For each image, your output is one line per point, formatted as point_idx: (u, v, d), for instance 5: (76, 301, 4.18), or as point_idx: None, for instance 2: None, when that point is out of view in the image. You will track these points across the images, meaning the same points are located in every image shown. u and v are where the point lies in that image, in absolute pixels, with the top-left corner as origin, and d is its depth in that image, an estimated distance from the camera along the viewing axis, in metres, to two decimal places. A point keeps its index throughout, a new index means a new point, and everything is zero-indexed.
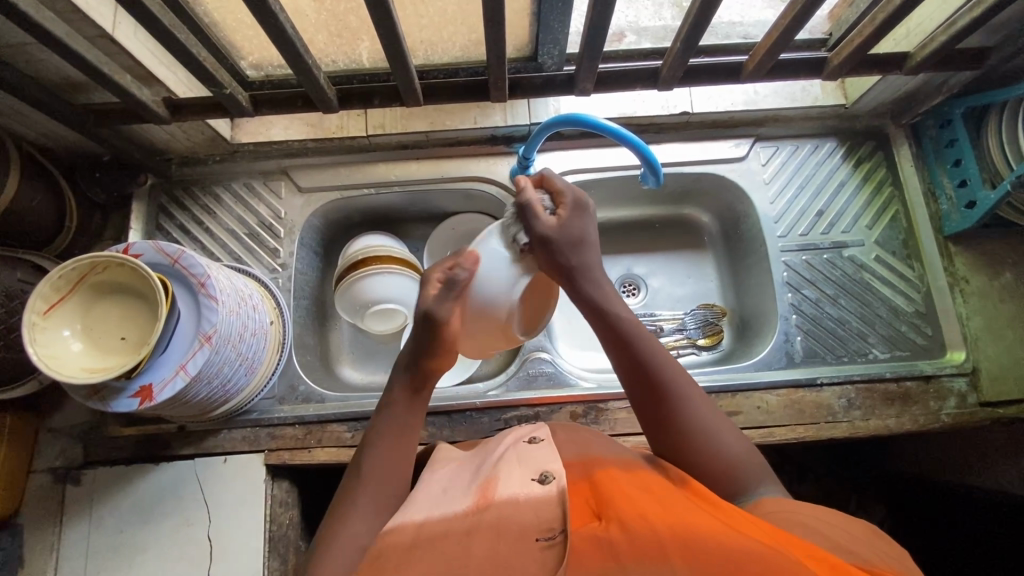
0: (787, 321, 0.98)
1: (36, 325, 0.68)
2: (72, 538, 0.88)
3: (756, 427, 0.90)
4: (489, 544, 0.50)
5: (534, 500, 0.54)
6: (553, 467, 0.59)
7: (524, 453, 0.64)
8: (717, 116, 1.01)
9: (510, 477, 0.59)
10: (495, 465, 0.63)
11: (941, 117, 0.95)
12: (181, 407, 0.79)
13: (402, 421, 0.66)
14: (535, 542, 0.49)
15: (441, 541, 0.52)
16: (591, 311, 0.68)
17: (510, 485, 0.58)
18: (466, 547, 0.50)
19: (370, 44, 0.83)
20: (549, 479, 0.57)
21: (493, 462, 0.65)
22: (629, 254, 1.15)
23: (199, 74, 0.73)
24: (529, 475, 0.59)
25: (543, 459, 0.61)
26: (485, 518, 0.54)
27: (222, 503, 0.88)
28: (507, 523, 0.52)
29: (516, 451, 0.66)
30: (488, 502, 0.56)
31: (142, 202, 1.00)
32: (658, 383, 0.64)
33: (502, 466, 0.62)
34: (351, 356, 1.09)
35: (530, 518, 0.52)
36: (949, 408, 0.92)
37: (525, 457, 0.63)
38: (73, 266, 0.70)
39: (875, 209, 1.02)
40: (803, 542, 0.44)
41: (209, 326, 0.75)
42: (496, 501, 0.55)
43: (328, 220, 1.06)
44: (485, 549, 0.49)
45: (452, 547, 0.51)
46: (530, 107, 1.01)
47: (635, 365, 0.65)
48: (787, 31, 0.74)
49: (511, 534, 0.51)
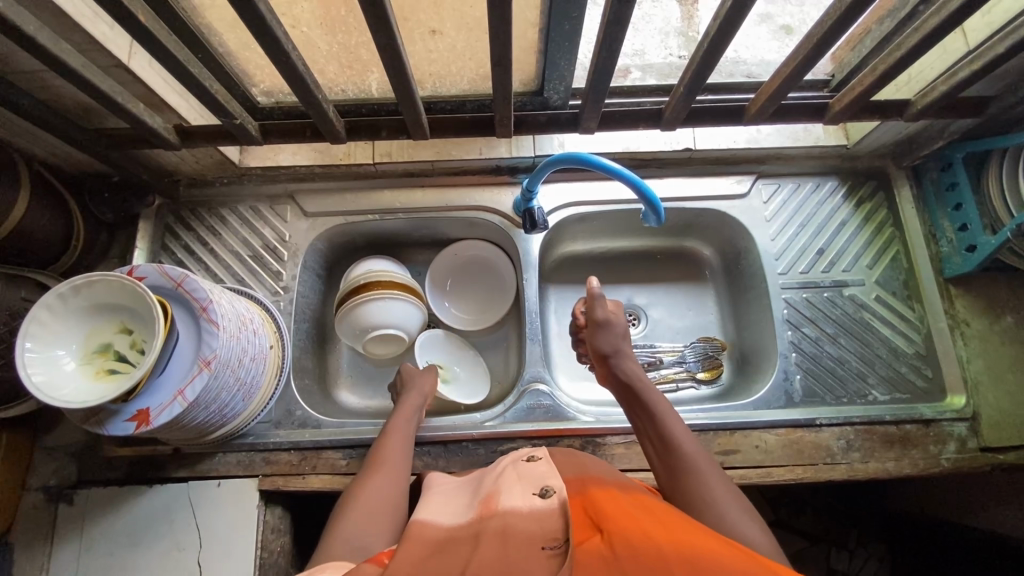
0: (787, 359, 0.97)
1: (27, 331, 0.69)
2: (61, 559, 0.87)
3: (753, 466, 0.89)
4: (496, 542, 0.50)
5: (536, 512, 0.55)
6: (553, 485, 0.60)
7: (525, 474, 0.65)
8: (720, 153, 1.02)
9: (513, 494, 0.60)
10: (496, 482, 0.65)
11: (942, 160, 0.97)
12: (177, 431, 0.79)
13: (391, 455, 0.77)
14: (540, 550, 0.49)
15: (447, 543, 0.53)
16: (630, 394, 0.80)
17: (511, 498, 0.59)
18: (472, 544, 0.51)
19: (379, 75, 0.85)
20: (549, 494, 0.58)
21: (494, 482, 0.65)
22: (630, 284, 1.16)
23: (212, 104, 0.74)
24: (530, 490, 0.60)
25: (543, 478, 0.62)
26: (488, 524, 0.54)
27: (213, 528, 0.87)
28: (512, 529, 0.52)
29: (517, 471, 0.66)
30: (493, 511, 0.56)
31: (148, 222, 1.02)
32: (683, 466, 0.68)
33: (504, 482, 0.64)
34: (350, 380, 1.09)
35: (535, 528, 0.52)
36: (949, 453, 0.91)
37: (527, 477, 0.64)
38: (57, 293, 0.70)
39: (876, 249, 1.02)
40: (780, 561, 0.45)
41: (210, 351, 0.76)
42: (499, 510, 0.56)
43: (332, 244, 1.07)
44: (492, 545, 0.50)
45: (459, 548, 0.52)
46: (534, 141, 1.03)
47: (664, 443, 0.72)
48: (789, 77, 0.75)
49: (517, 537, 0.51)
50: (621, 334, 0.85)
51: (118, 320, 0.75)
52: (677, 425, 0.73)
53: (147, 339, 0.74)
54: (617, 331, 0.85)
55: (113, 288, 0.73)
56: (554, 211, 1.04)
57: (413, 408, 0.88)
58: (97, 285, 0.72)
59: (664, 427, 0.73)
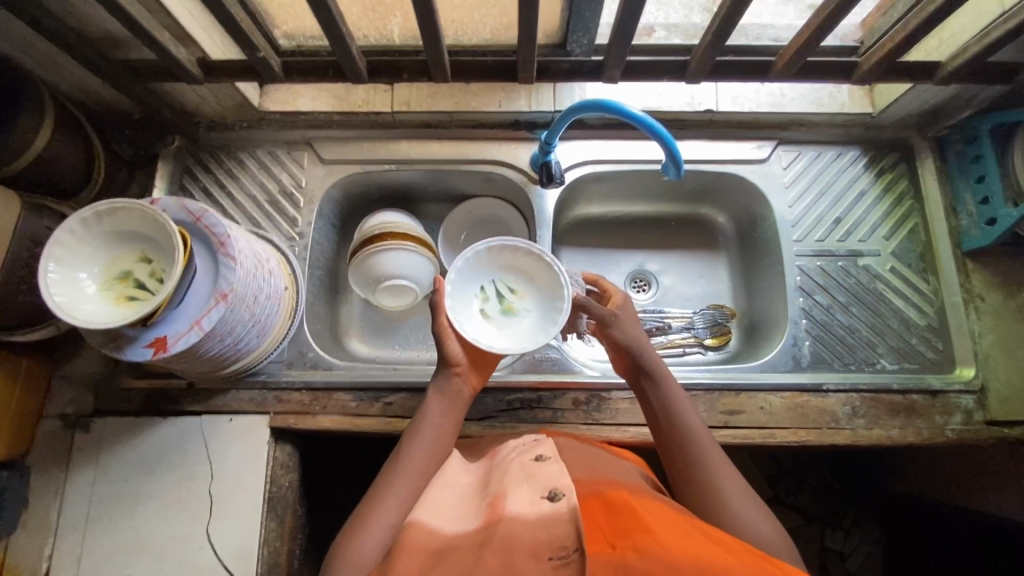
0: (797, 326, 0.97)
1: (51, 254, 0.70)
2: (77, 483, 0.90)
3: (757, 427, 0.90)
4: (504, 559, 0.52)
5: (546, 517, 0.57)
6: (561, 485, 0.61)
7: (532, 469, 0.67)
8: (742, 116, 1.01)
9: (520, 493, 0.62)
10: (504, 479, 0.66)
11: (968, 132, 0.95)
12: (192, 362, 0.81)
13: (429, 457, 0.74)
14: (547, 562, 0.52)
15: (455, 555, 0.56)
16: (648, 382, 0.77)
17: (519, 500, 0.60)
18: (479, 557, 0.54)
19: (402, 19, 0.85)
20: (558, 496, 0.59)
21: (501, 475, 0.68)
22: (642, 250, 1.16)
23: (236, 35, 0.73)
24: (537, 491, 0.61)
25: (552, 475, 0.64)
26: (496, 530, 0.57)
27: (225, 461, 0.90)
28: (519, 539, 0.54)
29: (523, 464, 0.68)
30: (499, 517, 0.58)
31: (167, 162, 1.02)
32: (698, 457, 0.70)
33: (510, 481, 0.65)
34: (360, 331, 1.10)
35: (542, 536, 0.54)
36: (954, 424, 0.91)
37: (534, 473, 0.65)
38: (79, 218, 0.71)
39: (894, 220, 1.01)
40: (778, 560, 0.52)
41: (226, 284, 0.76)
42: (506, 516, 0.58)
43: (347, 193, 1.07)
44: (500, 562, 0.52)
45: (467, 559, 0.54)
46: (555, 93, 1.02)
47: (679, 432, 0.73)
48: (818, 31, 0.74)
49: (524, 550, 0.53)
50: (633, 325, 0.80)
51: (137, 249, 0.76)
52: (691, 415, 0.74)
53: (166, 269, 0.76)
54: (628, 323, 0.79)
55: (133, 216, 0.73)
56: (570, 169, 1.03)
57: (451, 398, 0.79)
58: (117, 212, 0.73)
59: (681, 419, 0.74)
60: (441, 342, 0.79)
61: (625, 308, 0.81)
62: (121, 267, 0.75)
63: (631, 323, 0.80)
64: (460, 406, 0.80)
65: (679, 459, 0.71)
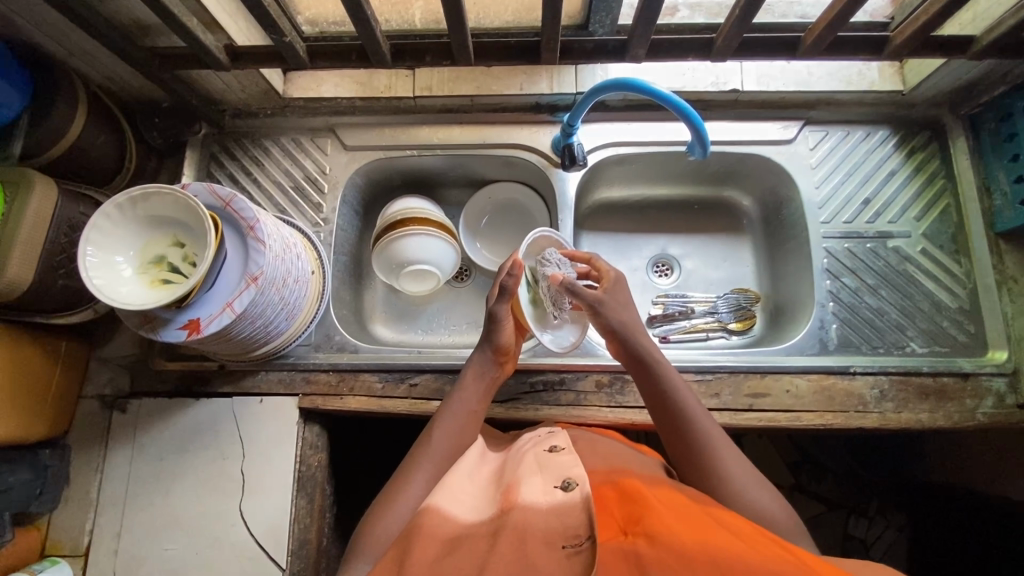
0: (824, 308, 0.96)
1: (88, 237, 0.72)
2: (115, 462, 0.93)
3: (783, 410, 0.90)
4: (519, 546, 0.53)
5: (559, 506, 0.58)
6: (574, 474, 0.62)
7: (545, 460, 0.67)
8: (768, 96, 0.99)
9: (533, 483, 0.62)
10: (517, 468, 0.67)
11: (1001, 110, 0.93)
12: (223, 344, 0.83)
13: (460, 440, 0.77)
14: (560, 550, 0.53)
15: (468, 542, 0.56)
16: (642, 369, 0.79)
17: (531, 489, 0.61)
18: (494, 545, 0.54)
19: (424, 3, 0.85)
20: (571, 486, 0.60)
21: (514, 466, 0.68)
22: (665, 234, 1.15)
23: (263, 20, 0.74)
24: (551, 481, 0.62)
25: (566, 466, 0.64)
26: (509, 518, 0.57)
27: (256, 442, 0.92)
28: (531, 527, 0.55)
29: (537, 456, 0.68)
30: (512, 504, 0.59)
31: (195, 149, 1.04)
32: (699, 443, 0.72)
33: (524, 470, 0.66)
34: (384, 316, 1.12)
35: (555, 525, 0.55)
36: (986, 407, 0.89)
37: (547, 464, 0.66)
38: (115, 202, 0.73)
39: (925, 201, 0.99)
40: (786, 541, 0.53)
41: (257, 267, 0.78)
42: (519, 504, 0.59)
43: (370, 179, 1.08)
44: (516, 550, 0.53)
45: (482, 547, 0.55)
46: (576, 75, 1.01)
47: (678, 419, 0.75)
48: (848, 5, 0.72)
49: (538, 539, 0.54)
50: (619, 310, 0.81)
51: (170, 231, 0.78)
52: (689, 400, 0.76)
53: (199, 253, 0.78)
54: (613, 305, 0.80)
55: (166, 201, 0.75)
56: (594, 151, 1.02)
57: (484, 387, 0.82)
58: (152, 197, 0.75)
59: (679, 405, 0.75)
60: (494, 329, 0.81)
61: (612, 292, 0.82)
62: (155, 250, 0.77)
63: (618, 306, 0.81)
64: (493, 392, 0.84)
65: (679, 445, 0.74)
